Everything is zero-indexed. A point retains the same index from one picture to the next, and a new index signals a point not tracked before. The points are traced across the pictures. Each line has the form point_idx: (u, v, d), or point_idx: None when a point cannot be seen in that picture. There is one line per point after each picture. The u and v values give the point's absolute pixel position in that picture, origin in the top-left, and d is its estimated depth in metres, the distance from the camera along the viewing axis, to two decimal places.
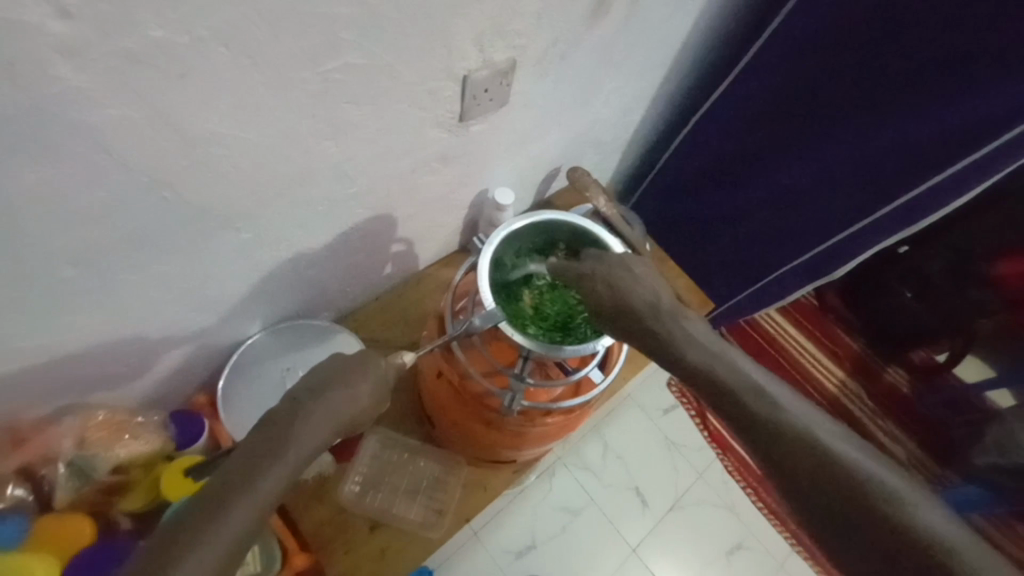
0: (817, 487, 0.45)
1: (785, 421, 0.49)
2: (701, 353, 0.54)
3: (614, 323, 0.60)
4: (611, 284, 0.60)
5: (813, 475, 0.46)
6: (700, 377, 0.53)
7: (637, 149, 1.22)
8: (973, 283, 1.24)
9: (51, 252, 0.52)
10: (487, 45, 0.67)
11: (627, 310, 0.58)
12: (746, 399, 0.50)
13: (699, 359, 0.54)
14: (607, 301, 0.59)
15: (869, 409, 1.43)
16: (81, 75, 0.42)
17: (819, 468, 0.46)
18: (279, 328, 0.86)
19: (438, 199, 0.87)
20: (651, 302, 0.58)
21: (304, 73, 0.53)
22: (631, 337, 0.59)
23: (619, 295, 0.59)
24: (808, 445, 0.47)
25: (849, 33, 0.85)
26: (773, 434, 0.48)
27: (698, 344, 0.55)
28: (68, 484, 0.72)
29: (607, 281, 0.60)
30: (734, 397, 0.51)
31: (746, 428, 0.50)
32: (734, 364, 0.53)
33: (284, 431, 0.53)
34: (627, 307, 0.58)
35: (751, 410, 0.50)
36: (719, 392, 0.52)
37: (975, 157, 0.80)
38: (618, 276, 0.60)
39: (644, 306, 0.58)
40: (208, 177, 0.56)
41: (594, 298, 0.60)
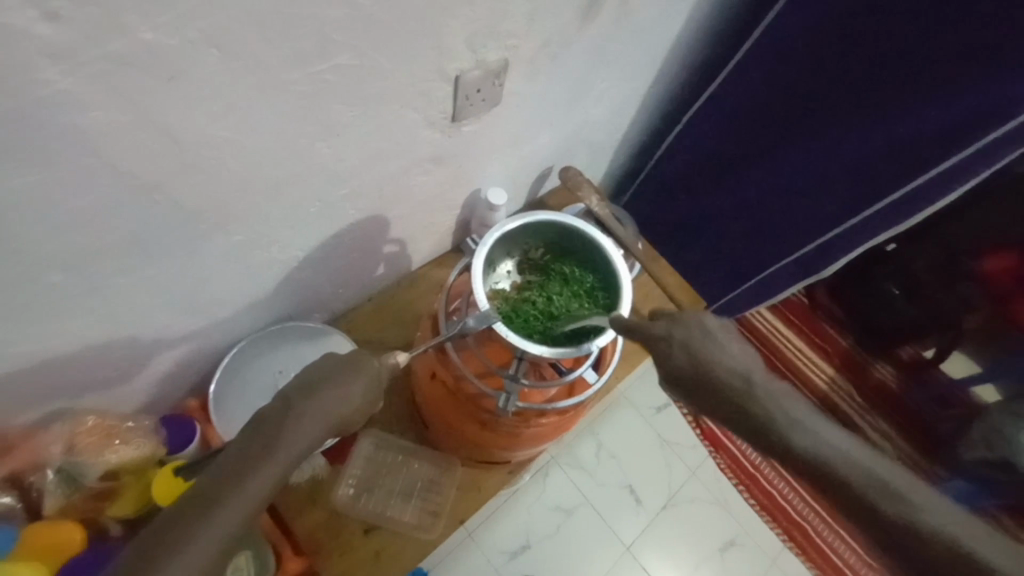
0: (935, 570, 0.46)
1: (907, 510, 0.48)
2: (788, 424, 0.51)
3: (693, 394, 0.55)
4: (692, 351, 0.55)
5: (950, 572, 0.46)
6: (801, 459, 0.50)
7: (628, 148, 1.23)
8: (959, 278, 1.27)
9: (40, 257, 0.51)
10: (479, 46, 0.67)
11: (715, 384, 0.53)
12: (862, 488, 0.49)
13: (804, 442, 0.50)
14: (687, 368, 0.54)
15: (859, 404, 1.45)
16: (69, 78, 0.41)
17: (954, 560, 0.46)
18: (270, 330, 0.85)
19: (430, 200, 0.87)
20: (737, 371, 0.53)
21: (295, 74, 0.53)
22: (709, 408, 0.54)
23: (703, 363, 0.54)
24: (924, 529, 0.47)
25: (837, 34, 0.85)
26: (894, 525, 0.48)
27: (792, 419, 0.51)
28: (57, 491, 0.71)
29: (688, 349, 0.55)
30: (849, 486, 0.49)
31: (871, 522, 0.49)
32: (834, 443, 0.51)
33: (274, 432, 0.53)
34: (719, 383, 0.53)
35: (860, 493, 0.49)
36: (826, 475, 0.50)
37: (961, 158, 0.82)
38: (697, 339, 0.55)
39: (740, 379, 0.53)
40: (199, 180, 0.55)
41: (671, 365, 0.55)
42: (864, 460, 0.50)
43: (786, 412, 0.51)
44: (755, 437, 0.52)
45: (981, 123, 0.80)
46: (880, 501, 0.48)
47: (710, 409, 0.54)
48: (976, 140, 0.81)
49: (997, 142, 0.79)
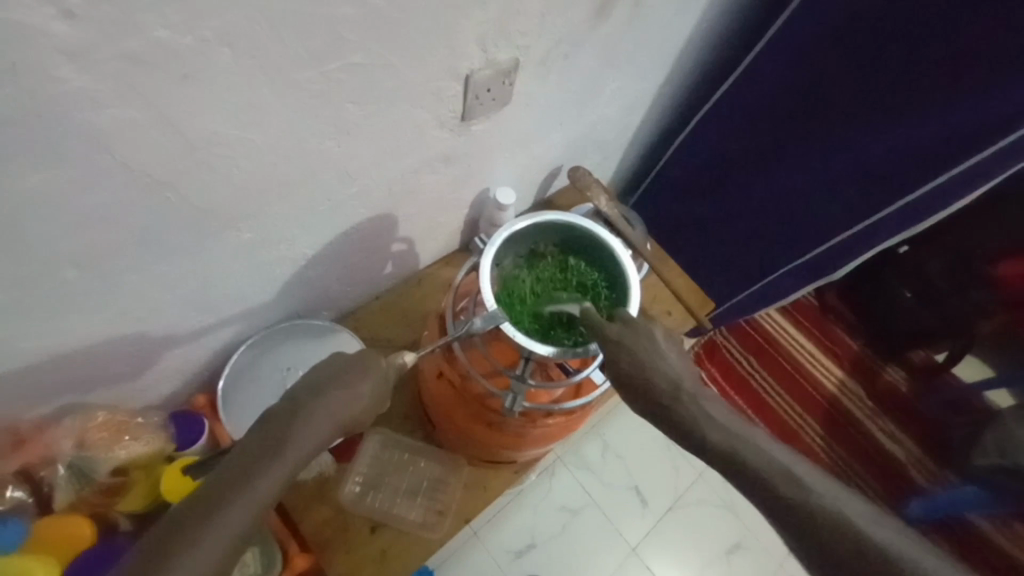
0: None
1: (816, 503, 0.46)
2: (713, 428, 0.52)
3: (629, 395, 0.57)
4: (634, 352, 0.58)
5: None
6: (725, 459, 0.50)
7: (638, 148, 1.22)
8: (970, 285, 1.26)
9: (52, 253, 0.51)
10: (491, 45, 0.67)
11: (649, 385, 0.56)
12: (781, 486, 0.48)
13: (730, 444, 0.51)
14: (627, 368, 0.57)
15: (869, 409, 1.42)
16: (83, 76, 0.41)
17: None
18: (278, 328, 0.85)
19: (439, 199, 0.86)
20: (671, 376, 0.56)
21: (307, 73, 0.53)
22: (643, 408, 0.56)
23: (642, 365, 0.57)
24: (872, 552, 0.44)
25: (852, 35, 0.84)
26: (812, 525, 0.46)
27: (716, 423, 0.52)
28: (68, 486, 0.71)
29: (630, 351, 0.58)
30: (772, 484, 0.48)
31: (778, 515, 0.48)
32: (760, 447, 0.50)
33: (282, 434, 0.53)
34: (653, 384, 0.55)
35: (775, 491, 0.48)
36: (745, 476, 0.49)
37: (974, 162, 0.81)
38: (644, 344, 0.59)
39: (670, 383, 0.55)
40: (209, 178, 0.56)
41: (612, 364, 0.58)
42: (790, 464, 0.49)
43: (711, 415, 0.53)
44: (681, 438, 0.53)
45: (994, 127, 0.78)
46: (800, 501, 0.47)
47: (643, 409, 0.56)
48: (992, 142, 0.79)
49: (1001, 154, 0.78)
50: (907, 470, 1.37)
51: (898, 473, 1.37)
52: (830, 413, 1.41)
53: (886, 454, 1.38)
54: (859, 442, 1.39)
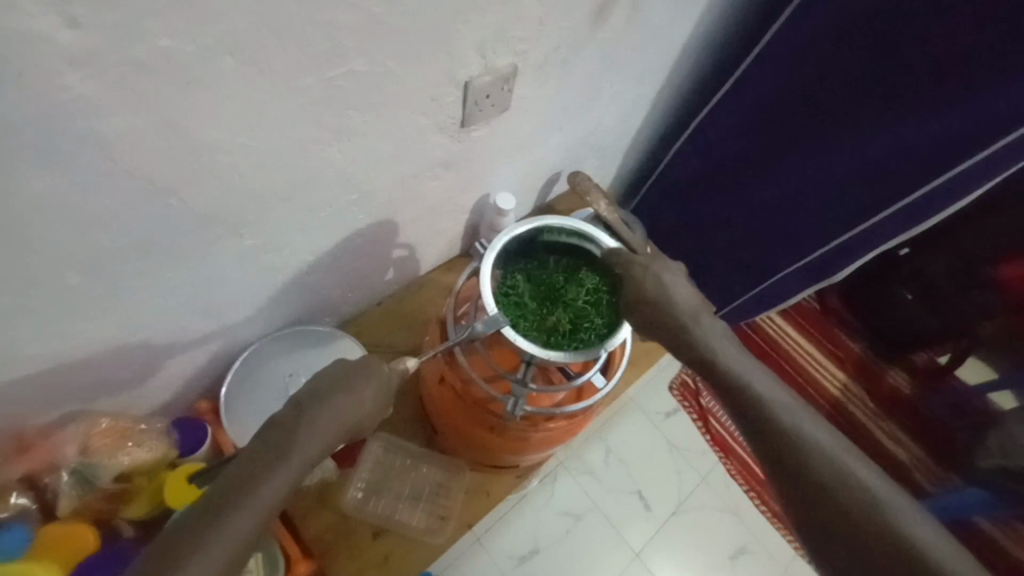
0: (846, 527, 0.52)
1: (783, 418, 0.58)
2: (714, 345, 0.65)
3: (643, 310, 0.69)
4: (659, 279, 0.70)
5: (835, 514, 0.53)
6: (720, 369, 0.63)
7: (638, 153, 1.23)
8: (974, 285, 1.26)
9: (57, 259, 0.52)
10: (489, 51, 0.67)
11: (665, 305, 0.68)
12: (763, 399, 0.60)
13: (727, 359, 0.64)
14: (650, 292, 0.69)
15: (872, 412, 1.41)
16: (89, 83, 0.42)
17: (853, 519, 0.52)
18: (281, 334, 0.86)
19: (440, 204, 0.87)
20: (688, 303, 0.68)
21: (308, 80, 0.54)
22: (654, 324, 0.69)
23: (663, 291, 0.69)
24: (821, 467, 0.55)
25: (847, 39, 0.85)
26: (779, 433, 0.57)
27: (716, 343, 0.65)
28: (71, 492, 0.71)
29: (656, 279, 0.70)
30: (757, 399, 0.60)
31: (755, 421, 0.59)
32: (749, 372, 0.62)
33: (286, 439, 0.53)
34: (668, 306, 0.68)
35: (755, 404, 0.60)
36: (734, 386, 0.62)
37: (969, 165, 0.82)
38: (667, 276, 0.70)
39: (688, 308, 0.68)
40: (213, 185, 0.56)
41: (639, 286, 0.70)
42: (770, 387, 0.61)
43: (715, 337, 0.66)
44: (684, 350, 0.67)
45: (995, 128, 0.79)
46: (776, 413, 0.58)
47: (653, 326, 0.69)
48: (991, 142, 0.80)
49: (1004, 152, 0.79)
50: (911, 472, 1.37)
51: (903, 476, 1.37)
52: (834, 416, 1.40)
53: (891, 457, 1.38)
54: (863, 444, 1.38)
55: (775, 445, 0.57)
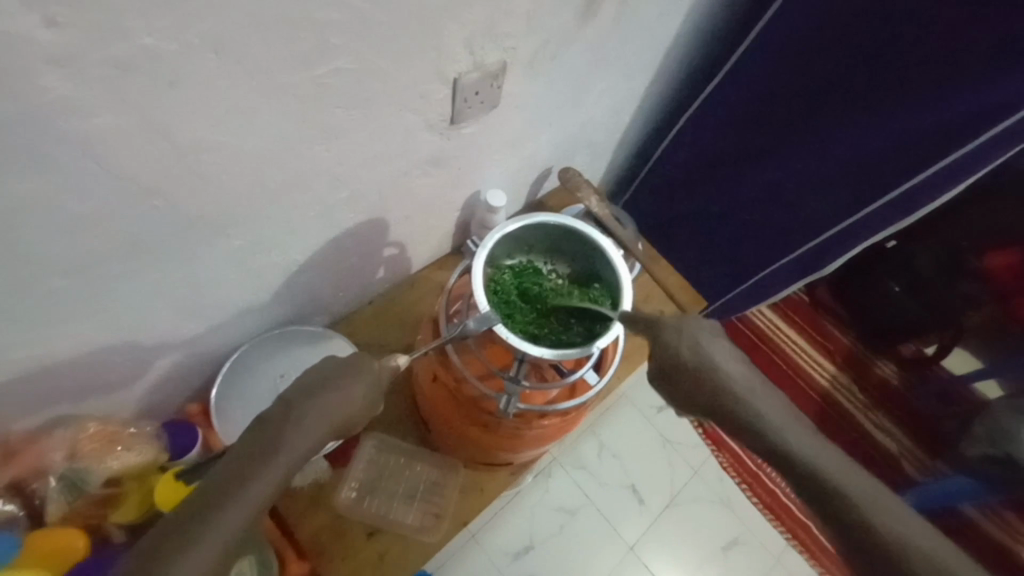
0: None
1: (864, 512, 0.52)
2: (774, 424, 0.57)
3: (685, 383, 0.61)
4: (696, 345, 0.62)
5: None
6: (787, 457, 0.56)
7: (628, 148, 1.23)
8: (961, 276, 1.27)
9: (39, 262, 0.51)
10: (478, 47, 0.67)
11: (710, 377, 0.60)
12: (845, 495, 0.53)
13: (794, 444, 0.56)
14: (691, 361, 0.61)
15: (860, 403, 1.45)
16: (69, 83, 0.41)
17: None
18: (270, 335, 0.85)
19: (430, 201, 0.87)
20: (731, 371, 0.60)
21: (294, 78, 0.53)
22: (700, 399, 0.60)
23: (703, 359, 0.61)
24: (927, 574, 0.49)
25: (834, 33, 0.86)
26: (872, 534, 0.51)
27: (775, 420, 0.58)
28: (60, 498, 0.70)
29: (693, 344, 0.62)
30: (833, 489, 0.54)
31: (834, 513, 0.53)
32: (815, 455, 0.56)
33: (274, 436, 0.53)
34: (715, 378, 0.60)
35: (835, 496, 0.53)
36: (808, 477, 0.55)
37: (958, 156, 0.82)
38: (703, 338, 0.62)
39: (730, 376, 0.60)
40: (199, 186, 0.56)
41: (675, 355, 0.62)
42: (848, 473, 0.55)
43: (774, 413, 0.58)
44: (739, 430, 0.59)
45: (991, 112, 0.78)
46: (860, 508, 0.52)
47: (699, 403, 0.61)
48: (978, 135, 0.80)
49: (996, 140, 0.78)
50: (898, 462, 1.41)
51: (889, 465, 1.41)
52: (823, 408, 1.45)
53: (880, 448, 1.41)
54: (852, 435, 1.43)
55: (876, 559, 0.51)
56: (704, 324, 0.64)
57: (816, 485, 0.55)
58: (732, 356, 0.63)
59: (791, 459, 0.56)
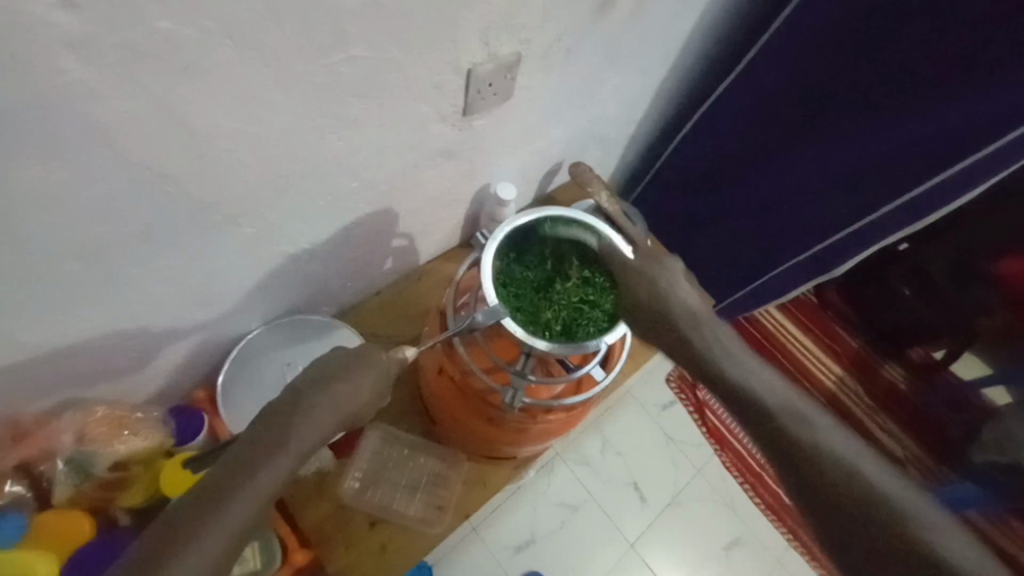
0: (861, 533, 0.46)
1: (792, 421, 0.52)
2: (717, 349, 0.60)
3: (642, 316, 0.67)
4: (654, 284, 0.68)
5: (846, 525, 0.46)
6: (724, 378, 0.58)
7: (640, 144, 1.22)
8: (972, 280, 1.27)
9: (51, 246, 0.51)
10: (493, 39, 0.66)
11: (660, 306, 0.66)
12: (771, 407, 0.53)
13: (734, 368, 0.58)
14: (645, 296, 0.67)
15: (867, 406, 1.42)
16: (85, 67, 0.41)
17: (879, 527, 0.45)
18: (279, 323, 0.85)
19: (440, 194, 0.86)
20: (686, 305, 0.65)
21: (309, 66, 0.53)
22: (654, 330, 0.66)
23: (658, 294, 0.67)
24: (839, 481, 0.48)
25: (853, 31, 0.85)
26: (794, 445, 0.51)
27: (715, 343, 0.61)
28: (67, 481, 0.71)
29: (652, 285, 0.68)
30: (761, 401, 0.54)
31: (763, 425, 0.54)
32: (752, 371, 0.57)
33: (283, 426, 0.53)
34: (665, 305, 0.65)
35: (765, 409, 0.54)
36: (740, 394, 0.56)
37: (977, 159, 0.81)
38: (664, 281, 0.68)
39: (686, 313, 0.64)
40: (212, 172, 0.55)
41: (634, 293, 0.68)
42: (798, 405, 0.54)
43: (719, 341, 0.61)
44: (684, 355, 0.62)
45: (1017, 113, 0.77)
46: (781, 413, 0.53)
47: (654, 330, 0.66)
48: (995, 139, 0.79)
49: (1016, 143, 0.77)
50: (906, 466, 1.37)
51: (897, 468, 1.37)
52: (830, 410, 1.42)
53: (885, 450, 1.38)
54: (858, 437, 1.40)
55: (795, 461, 0.51)
56: (677, 269, 0.70)
57: (745, 399, 0.55)
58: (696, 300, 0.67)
59: (727, 377, 0.58)
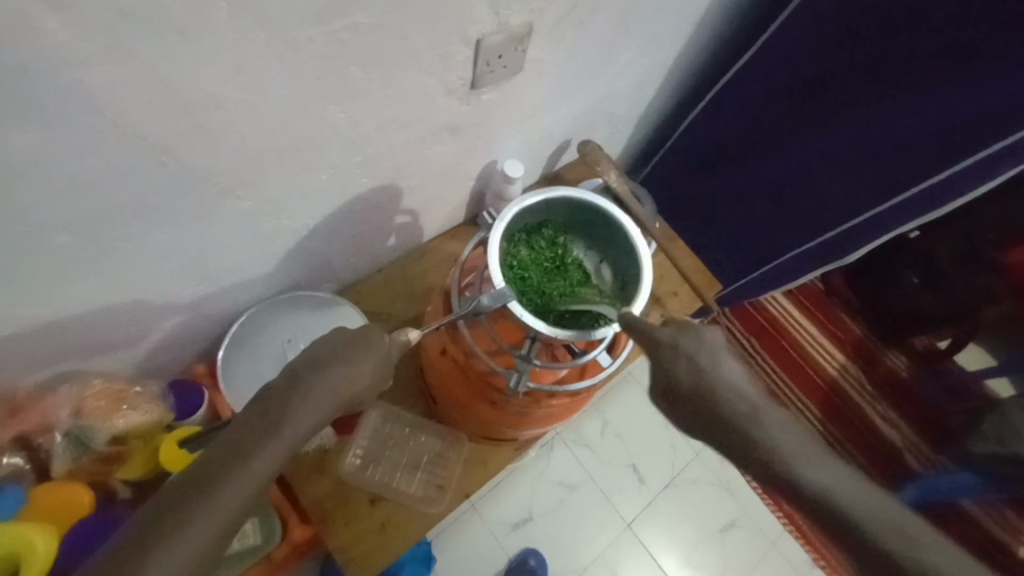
0: None
1: (888, 538, 0.47)
2: (791, 453, 0.52)
3: (691, 407, 0.57)
4: (693, 360, 0.58)
5: None
6: (799, 486, 0.50)
7: (650, 122, 1.18)
8: (981, 269, 1.26)
9: (42, 219, 0.49)
10: (503, 8, 0.63)
11: (709, 398, 0.56)
12: (861, 523, 0.48)
13: (806, 472, 0.51)
14: (685, 379, 0.57)
15: (869, 394, 1.42)
16: (68, 29, 0.39)
17: None
18: (279, 299, 0.83)
19: (445, 170, 0.84)
20: (739, 392, 0.56)
21: (307, 33, 0.50)
22: (702, 425, 0.56)
23: (701, 374, 0.57)
24: None
25: (878, 10, 0.81)
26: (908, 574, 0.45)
27: (786, 446, 0.52)
28: (67, 455, 0.71)
29: (692, 361, 0.57)
30: (846, 514, 0.48)
31: (853, 541, 0.48)
32: (821, 469, 0.51)
33: (279, 409, 0.52)
34: (712, 392, 0.56)
35: (855, 522, 0.48)
36: (827, 511, 0.49)
37: (996, 148, 0.76)
38: (702, 351, 0.58)
39: (737, 397, 0.55)
40: (208, 143, 0.53)
41: (671, 373, 0.58)
42: (884, 510, 0.48)
43: (789, 440, 0.52)
44: (749, 459, 0.53)
45: None
46: (872, 531, 0.47)
47: (700, 422, 0.56)
48: (1015, 129, 0.75)
49: None
50: (902, 454, 1.38)
51: (893, 457, 1.38)
52: (830, 397, 1.42)
53: (884, 439, 1.39)
54: (858, 426, 1.40)
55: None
56: (711, 333, 0.60)
57: (829, 511, 0.49)
58: (739, 371, 0.58)
59: (799, 483, 0.50)
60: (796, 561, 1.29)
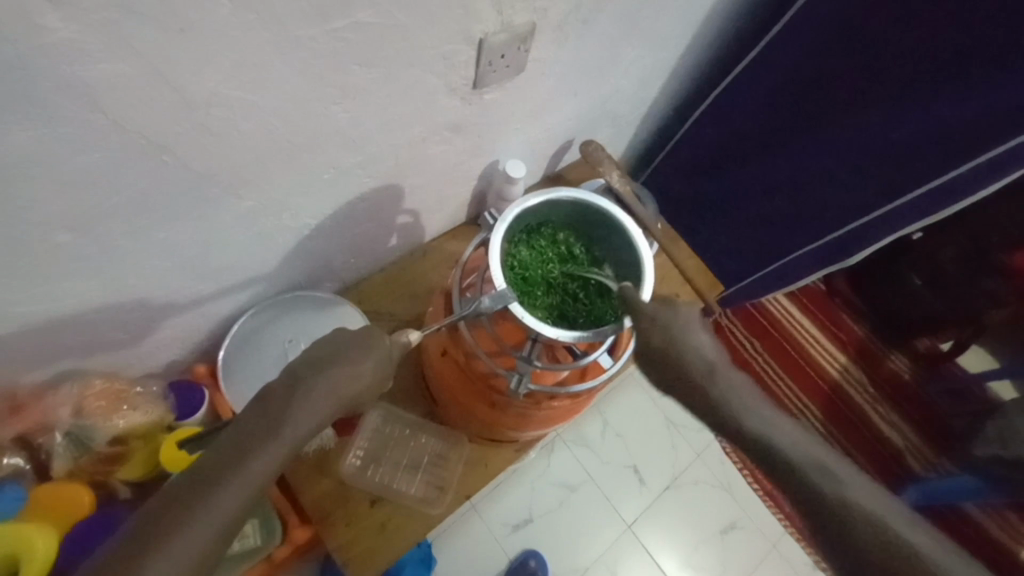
0: None
1: (820, 480, 0.46)
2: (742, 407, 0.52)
3: (659, 369, 0.58)
4: (667, 329, 0.59)
5: None
6: (746, 434, 0.50)
7: (653, 122, 1.18)
8: (986, 271, 1.25)
9: (42, 217, 0.49)
10: (507, 8, 0.63)
11: (676, 360, 0.57)
12: (797, 467, 0.47)
13: (752, 422, 0.51)
14: (657, 344, 0.58)
15: (870, 396, 1.41)
16: (70, 26, 0.38)
17: None
18: (280, 299, 0.83)
19: (447, 170, 0.84)
20: (703, 356, 0.56)
21: (310, 31, 0.49)
22: (669, 385, 0.57)
23: (673, 341, 0.58)
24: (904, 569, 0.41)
25: (882, 10, 0.80)
26: (835, 515, 0.44)
27: (740, 400, 0.52)
28: (66, 454, 0.72)
29: (665, 331, 0.59)
30: (786, 460, 0.48)
31: (793, 487, 0.47)
32: (768, 421, 0.51)
33: (280, 409, 0.51)
34: (680, 354, 0.57)
35: (793, 466, 0.47)
36: (771, 460, 0.49)
37: (1000, 151, 0.76)
38: (677, 323, 0.60)
39: (701, 360, 0.56)
40: (210, 141, 0.53)
41: (645, 339, 0.60)
42: (824, 458, 0.47)
43: (742, 397, 0.53)
44: (703, 412, 0.54)
45: None
46: (807, 475, 0.46)
47: (667, 385, 0.57)
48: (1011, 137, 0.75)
49: None
50: (903, 457, 1.37)
51: (895, 459, 1.37)
52: (832, 398, 1.41)
53: (886, 441, 1.38)
54: (861, 428, 1.39)
55: (830, 527, 0.44)
56: (688, 309, 0.62)
57: (770, 458, 0.49)
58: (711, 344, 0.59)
59: (744, 431, 0.51)
60: (797, 563, 1.28)
